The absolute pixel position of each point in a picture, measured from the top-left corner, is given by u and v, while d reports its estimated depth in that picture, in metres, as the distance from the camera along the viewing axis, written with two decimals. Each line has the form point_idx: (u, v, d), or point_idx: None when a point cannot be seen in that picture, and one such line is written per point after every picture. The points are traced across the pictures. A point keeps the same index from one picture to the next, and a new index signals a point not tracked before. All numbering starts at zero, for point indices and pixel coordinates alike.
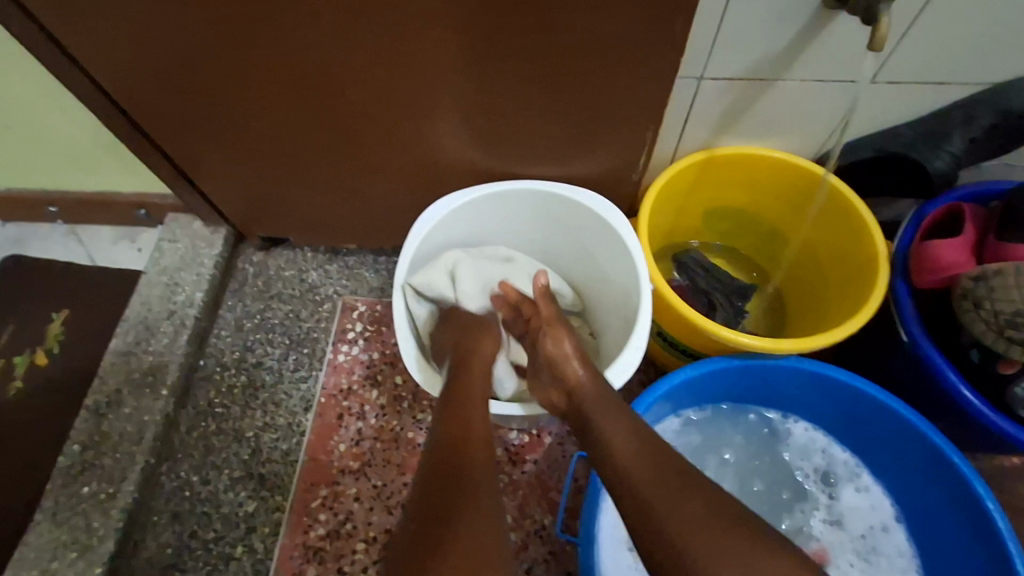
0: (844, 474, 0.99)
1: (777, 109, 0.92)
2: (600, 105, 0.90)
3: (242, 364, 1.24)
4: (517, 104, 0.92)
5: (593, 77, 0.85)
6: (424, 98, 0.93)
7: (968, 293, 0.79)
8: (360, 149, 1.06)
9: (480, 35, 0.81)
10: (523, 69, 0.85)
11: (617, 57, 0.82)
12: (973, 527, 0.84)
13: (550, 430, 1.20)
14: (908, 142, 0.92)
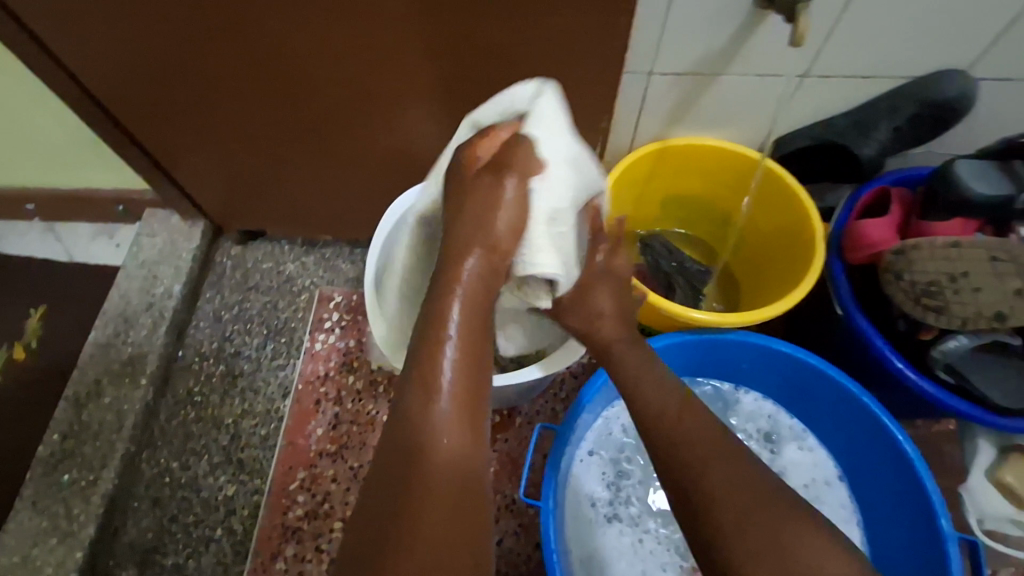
0: (788, 434, 1.01)
1: (724, 100, 0.95)
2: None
3: (220, 354, 1.26)
4: (468, 96, 0.93)
5: (537, 70, 0.86)
6: (376, 91, 0.94)
7: (888, 267, 0.80)
8: (321, 141, 1.07)
9: (420, 28, 0.82)
10: (467, 64, 0.87)
11: (559, 51, 0.82)
12: (911, 489, 0.86)
13: (521, 409, 1.15)
14: (850, 129, 0.94)
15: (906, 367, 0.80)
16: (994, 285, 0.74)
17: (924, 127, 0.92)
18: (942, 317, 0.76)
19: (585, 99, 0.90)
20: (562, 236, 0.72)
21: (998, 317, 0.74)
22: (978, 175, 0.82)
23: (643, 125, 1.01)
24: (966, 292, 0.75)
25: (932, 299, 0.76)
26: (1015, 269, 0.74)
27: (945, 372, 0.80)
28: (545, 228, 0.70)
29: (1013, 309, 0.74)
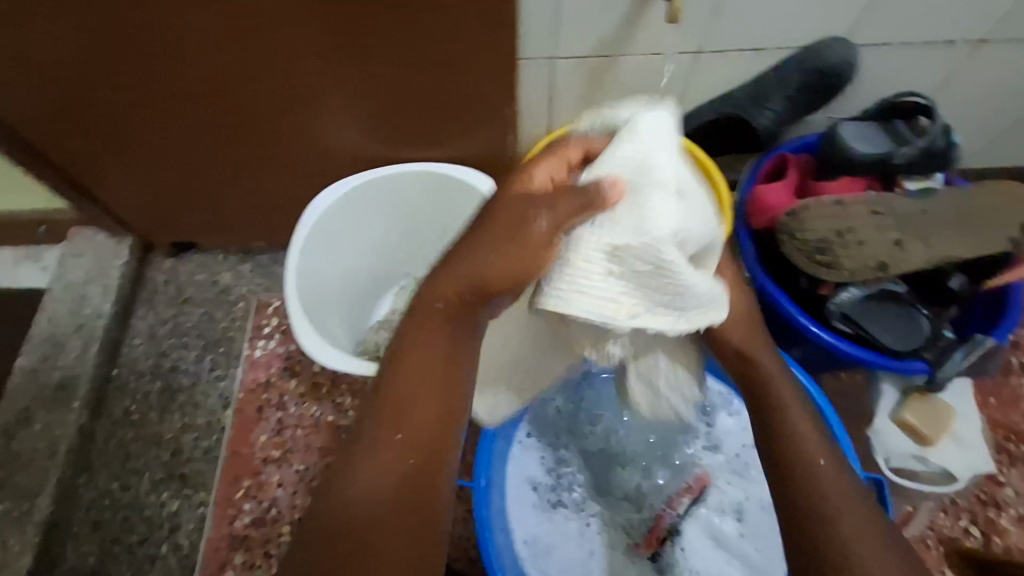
0: (719, 403, 1.03)
1: (627, 81, 0.98)
2: (454, 94, 0.92)
3: (158, 370, 1.24)
4: (377, 93, 0.93)
5: (438, 64, 0.87)
6: (283, 94, 0.94)
7: (783, 227, 0.83)
8: (238, 148, 1.06)
9: (316, 28, 0.82)
10: (368, 60, 0.87)
11: (458, 42, 0.83)
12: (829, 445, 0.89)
13: None
14: (748, 102, 0.98)
15: (808, 322, 0.85)
16: (876, 237, 0.78)
17: (815, 95, 0.96)
18: (833, 272, 0.80)
19: (490, 91, 0.91)
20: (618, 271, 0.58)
21: (881, 267, 0.78)
22: (861, 136, 0.87)
23: (555, 109, 1.04)
24: (853, 246, 0.79)
25: (822, 255, 0.80)
26: (894, 220, 0.78)
27: (843, 322, 0.84)
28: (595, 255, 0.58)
29: (895, 258, 0.78)
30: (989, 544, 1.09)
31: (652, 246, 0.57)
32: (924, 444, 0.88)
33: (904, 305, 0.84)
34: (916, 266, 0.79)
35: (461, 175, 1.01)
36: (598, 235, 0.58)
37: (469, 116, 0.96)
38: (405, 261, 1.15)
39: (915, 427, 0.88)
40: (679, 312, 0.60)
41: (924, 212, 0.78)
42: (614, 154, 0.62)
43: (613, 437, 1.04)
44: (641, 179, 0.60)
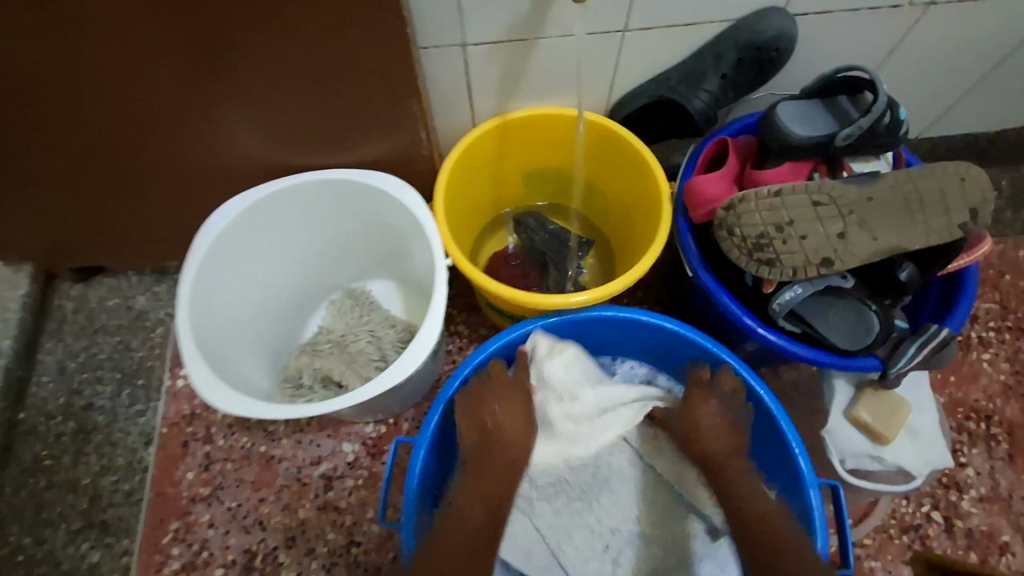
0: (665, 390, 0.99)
1: (549, 67, 0.89)
2: (354, 98, 0.81)
3: (69, 409, 1.14)
4: (265, 103, 0.82)
5: (328, 66, 0.76)
6: (157, 111, 0.82)
7: (720, 223, 0.76)
8: (123, 169, 0.94)
9: (175, 35, 0.70)
10: (245, 67, 0.75)
11: (346, 41, 0.73)
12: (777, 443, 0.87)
13: (406, 415, 1.12)
14: (681, 83, 0.90)
15: (751, 321, 0.78)
16: (817, 230, 0.71)
17: (753, 72, 0.88)
18: (775, 270, 0.73)
19: (393, 91, 0.81)
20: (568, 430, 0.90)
21: (826, 262, 0.71)
22: (800, 117, 0.80)
23: (476, 100, 0.95)
24: (793, 240, 0.72)
25: (763, 253, 0.73)
26: (836, 210, 0.71)
27: (788, 321, 0.78)
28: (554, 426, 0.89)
29: (839, 253, 0.71)
30: (951, 527, 1.07)
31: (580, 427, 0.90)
32: (879, 443, 0.84)
33: (854, 301, 0.77)
34: (863, 261, 0.71)
35: (375, 180, 0.91)
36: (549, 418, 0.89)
37: (376, 121, 0.85)
38: (334, 273, 1.07)
39: (870, 425, 0.83)
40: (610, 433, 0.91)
41: (869, 200, 0.71)
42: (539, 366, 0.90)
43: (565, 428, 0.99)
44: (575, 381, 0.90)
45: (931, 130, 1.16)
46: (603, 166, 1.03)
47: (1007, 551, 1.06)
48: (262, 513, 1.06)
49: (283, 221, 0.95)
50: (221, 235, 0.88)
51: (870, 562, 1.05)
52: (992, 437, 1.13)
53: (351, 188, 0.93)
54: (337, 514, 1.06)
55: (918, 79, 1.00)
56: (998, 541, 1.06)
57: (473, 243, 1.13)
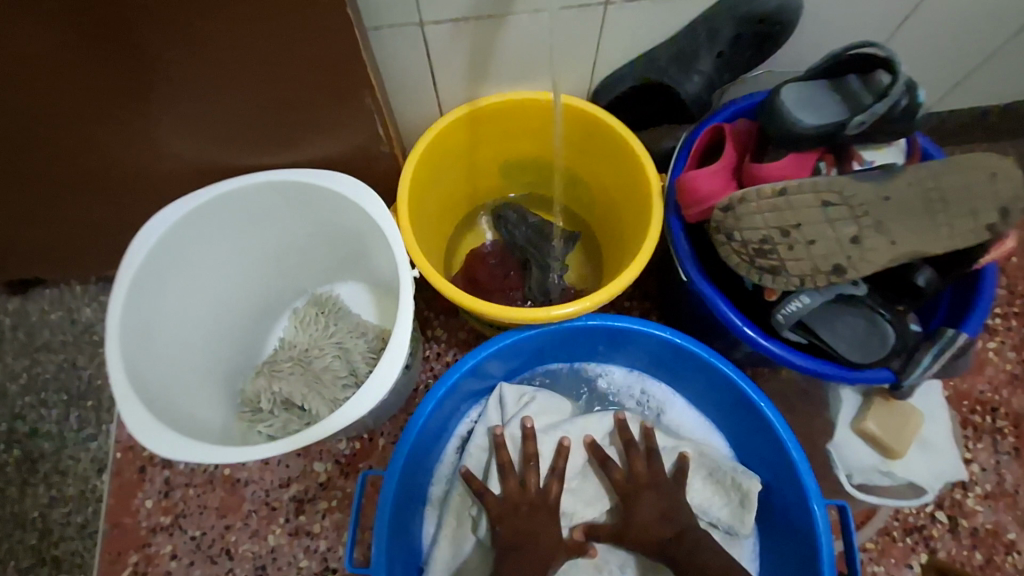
0: (660, 401, 0.98)
1: (521, 46, 0.78)
2: (297, 95, 0.70)
3: (12, 436, 1.04)
4: (188, 106, 0.70)
5: (258, 60, 0.64)
6: (65, 117, 0.70)
7: (717, 225, 0.68)
8: (39, 178, 0.82)
9: (65, 28, 0.58)
10: (160, 65, 0.63)
11: (276, 30, 0.61)
12: (773, 447, 0.86)
13: (382, 429, 1.04)
14: (671, 64, 0.80)
15: (752, 331, 0.71)
16: (827, 234, 0.63)
17: (751, 50, 0.79)
18: (780, 279, 0.65)
19: (342, 85, 0.70)
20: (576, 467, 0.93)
21: (837, 270, 0.63)
22: (806, 102, 0.71)
23: (441, 87, 0.84)
24: (800, 247, 0.64)
25: (766, 260, 0.65)
26: (849, 211, 0.63)
27: (795, 332, 0.70)
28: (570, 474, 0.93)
29: (852, 260, 0.63)
30: (956, 527, 1.02)
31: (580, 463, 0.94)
32: (889, 456, 0.78)
33: (866, 309, 0.70)
34: (878, 268, 0.63)
35: (329, 181, 0.80)
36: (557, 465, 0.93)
37: (325, 119, 0.74)
38: (296, 278, 0.96)
39: (879, 438, 0.77)
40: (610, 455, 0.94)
41: (886, 199, 0.62)
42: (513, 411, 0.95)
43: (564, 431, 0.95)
44: (556, 433, 0.93)
45: (940, 105, 1.06)
46: (586, 156, 0.93)
47: (1014, 550, 1.02)
48: (229, 541, 0.99)
49: (232, 228, 0.84)
50: (158, 248, 0.77)
51: (872, 567, 1.00)
52: (998, 430, 1.07)
53: (306, 189, 0.82)
54: (310, 539, 0.99)
55: (932, 49, 0.91)
56: (1004, 540, 1.02)
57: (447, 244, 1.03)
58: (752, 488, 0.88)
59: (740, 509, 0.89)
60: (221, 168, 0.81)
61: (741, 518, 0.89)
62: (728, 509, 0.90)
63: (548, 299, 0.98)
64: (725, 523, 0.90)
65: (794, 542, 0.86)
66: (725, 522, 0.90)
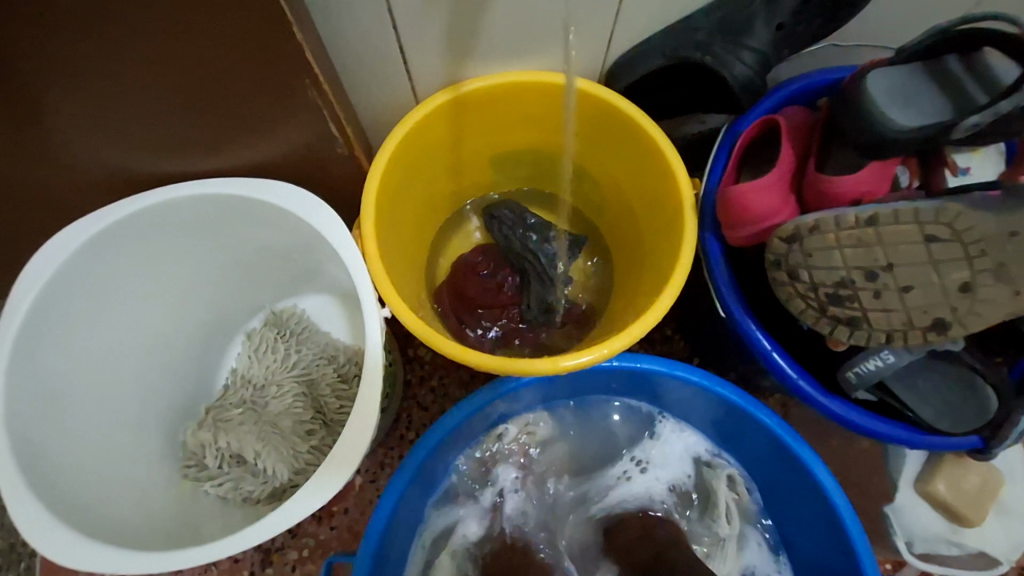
0: (686, 462, 0.81)
1: (520, 12, 0.60)
2: (219, 91, 0.52)
3: None
4: (71, 117, 0.51)
5: (155, 49, 0.46)
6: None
7: (777, 259, 0.52)
8: None
9: None
10: (13, 61, 0.45)
11: (174, 8, 0.43)
12: (826, 521, 0.68)
13: (359, 466, 0.90)
14: (715, 38, 0.62)
15: (807, 385, 0.57)
16: (929, 280, 0.48)
17: (821, 19, 0.62)
18: (858, 333, 0.51)
19: (277, 77, 0.52)
20: (579, 513, 0.80)
21: (937, 326, 0.48)
22: (895, 93, 0.54)
23: (415, 67, 0.65)
24: (890, 294, 0.48)
25: (842, 308, 0.50)
26: (962, 251, 0.47)
27: (866, 391, 0.56)
28: (567, 511, 0.81)
29: (958, 313, 0.48)
30: None
31: (580, 500, 0.81)
32: (960, 523, 0.66)
33: (961, 368, 0.56)
34: (988, 323, 0.49)
35: (274, 191, 0.64)
36: (563, 504, 0.81)
37: (263, 119, 0.57)
38: (249, 294, 0.80)
39: (949, 504, 0.65)
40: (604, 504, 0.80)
41: (1013, 235, 0.47)
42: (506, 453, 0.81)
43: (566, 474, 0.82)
44: (544, 467, 0.82)
45: None
46: (597, 150, 0.75)
47: None
48: None
49: (156, 247, 0.68)
50: (53, 285, 0.61)
51: None
52: None
53: (244, 198, 0.65)
54: None
55: None
56: None
57: (428, 253, 0.86)
58: (716, 477, 0.79)
59: (709, 502, 0.79)
60: (135, 181, 0.63)
61: (715, 515, 0.78)
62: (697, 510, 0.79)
63: (548, 321, 0.83)
64: (701, 523, 0.79)
65: None
66: (699, 525, 0.79)
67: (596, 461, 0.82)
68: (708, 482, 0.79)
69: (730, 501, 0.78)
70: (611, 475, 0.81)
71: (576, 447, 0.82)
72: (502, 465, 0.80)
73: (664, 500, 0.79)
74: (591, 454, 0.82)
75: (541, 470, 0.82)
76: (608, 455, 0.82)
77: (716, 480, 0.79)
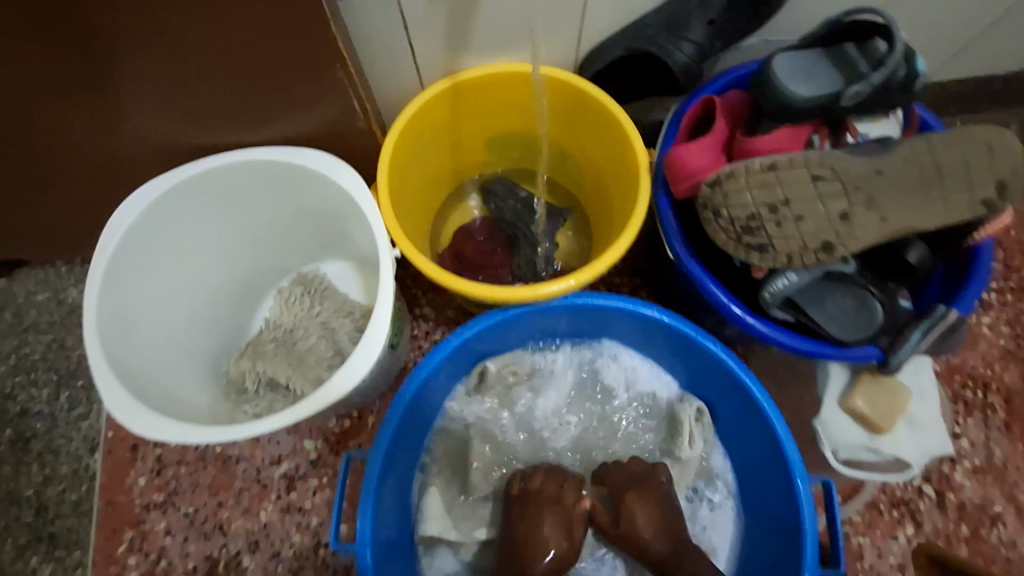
0: (664, 404, 0.94)
1: (502, 11, 0.75)
2: (267, 72, 0.67)
3: (4, 416, 1.05)
4: (153, 90, 0.67)
5: (220, 37, 0.61)
6: (22, 99, 0.67)
7: (705, 201, 0.66)
8: (7, 163, 0.80)
9: (16, 10, 0.55)
10: (118, 46, 0.60)
11: (238, 7, 0.58)
12: (766, 437, 0.82)
13: (372, 407, 1.04)
14: (661, 32, 0.77)
15: (736, 307, 0.70)
16: (817, 211, 0.61)
17: (747, 17, 0.77)
18: (767, 256, 0.64)
19: (312, 61, 0.67)
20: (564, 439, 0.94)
21: (826, 247, 0.62)
22: (796, 70, 0.68)
23: (419, 58, 0.81)
24: (789, 223, 0.62)
25: (754, 237, 0.63)
26: (841, 187, 0.61)
27: (782, 310, 0.70)
28: (555, 440, 0.93)
29: (841, 236, 0.61)
30: (943, 501, 1.02)
31: (565, 431, 0.94)
32: (874, 432, 0.78)
33: (856, 287, 0.70)
34: (866, 245, 0.62)
35: (306, 158, 0.79)
36: (555, 437, 0.93)
37: (297, 96, 0.72)
38: (280, 258, 0.95)
39: (865, 415, 0.78)
40: (583, 430, 0.94)
41: (879, 172, 0.61)
42: (505, 391, 0.93)
43: (554, 408, 0.95)
44: (540, 406, 0.94)
45: (942, 75, 1.03)
46: (571, 129, 0.90)
47: (999, 522, 1.01)
48: (222, 517, 0.99)
49: (210, 207, 0.83)
50: (132, 230, 0.76)
51: (858, 539, 1.01)
52: (989, 405, 1.06)
53: (282, 165, 0.80)
54: (302, 515, 0.99)
55: (929, 17, 0.88)
56: (990, 512, 1.02)
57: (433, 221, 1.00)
58: (686, 411, 0.90)
59: (677, 430, 0.90)
60: (194, 149, 0.79)
61: (677, 441, 0.89)
62: (663, 435, 0.92)
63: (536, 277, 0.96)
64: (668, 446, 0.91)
65: (779, 517, 0.82)
66: (664, 447, 0.91)
67: (579, 396, 0.95)
68: (677, 414, 0.91)
69: (694, 428, 0.89)
70: (593, 409, 0.95)
71: (563, 385, 0.95)
72: (498, 403, 0.93)
73: (641, 429, 0.93)
74: (574, 390, 0.96)
75: (532, 405, 0.94)
76: (591, 391, 0.95)
77: (686, 409, 0.90)
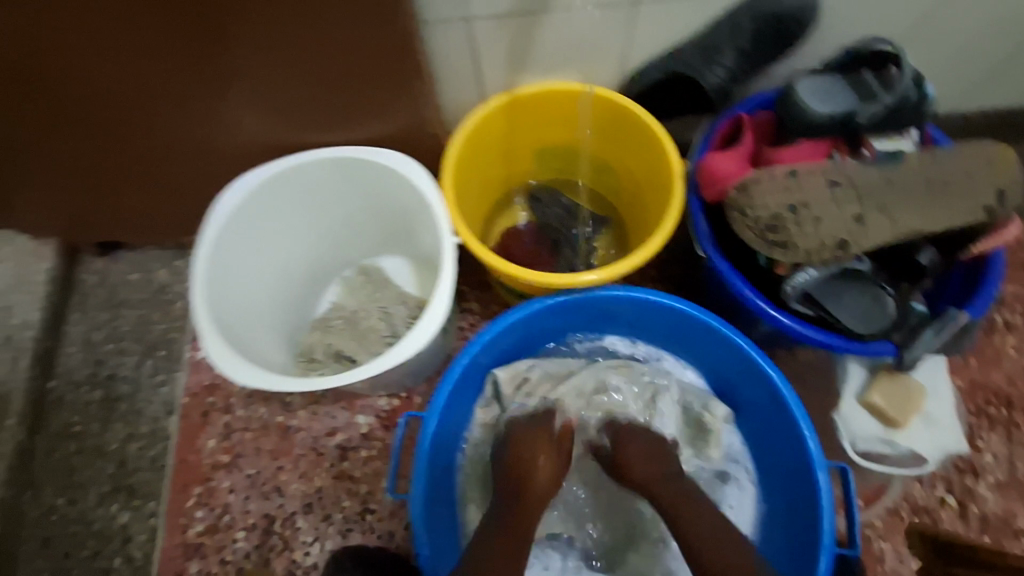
0: (697, 403, 0.97)
1: (558, 39, 0.87)
2: (360, 84, 0.80)
3: (95, 379, 1.18)
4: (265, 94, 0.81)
5: (327, 54, 0.75)
6: (160, 100, 0.81)
7: (732, 203, 0.74)
8: (133, 154, 0.94)
9: (174, 29, 0.70)
10: (246, 58, 0.74)
11: (345, 31, 0.72)
12: (788, 431, 0.88)
13: (419, 390, 1.13)
14: (696, 60, 0.87)
15: (763, 303, 0.77)
16: (833, 214, 0.70)
17: (774, 47, 0.87)
18: (787, 253, 0.71)
19: (397, 75, 0.80)
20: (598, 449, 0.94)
21: (840, 245, 0.70)
22: (816, 92, 0.77)
23: (482, 76, 0.93)
24: (808, 224, 0.70)
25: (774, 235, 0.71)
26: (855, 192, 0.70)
27: (803, 304, 0.77)
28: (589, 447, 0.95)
29: (854, 235, 0.70)
30: (965, 512, 1.05)
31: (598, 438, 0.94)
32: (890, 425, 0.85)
33: (869, 284, 0.78)
34: (877, 244, 0.71)
35: (380, 157, 0.91)
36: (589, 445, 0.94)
37: (380, 104, 0.85)
38: (345, 250, 1.07)
39: (882, 410, 0.84)
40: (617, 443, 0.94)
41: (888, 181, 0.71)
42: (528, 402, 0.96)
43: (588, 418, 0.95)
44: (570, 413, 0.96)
45: (965, 106, 1.09)
46: (612, 142, 1.00)
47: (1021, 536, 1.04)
48: (280, 480, 1.10)
49: (293, 199, 0.95)
50: (231, 214, 0.88)
51: (878, 542, 1.03)
52: (1012, 422, 1.09)
53: (359, 163, 0.92)
54: (352, 483, 1.09)
55: (950, 51, 0.96)
56: (1013, 526, 1.04)
57: (485, 219, 1.10)
58: (712, 415, 0.96)
59: (704, 433, 0.95)
60: (287, 147, 0.92)
61: (704, 445, 0.95)
62: (690, 440, 0.96)
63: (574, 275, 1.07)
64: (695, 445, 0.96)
65: (799, 510, 0.88)
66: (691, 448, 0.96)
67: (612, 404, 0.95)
68: (706, 422, 0.96)
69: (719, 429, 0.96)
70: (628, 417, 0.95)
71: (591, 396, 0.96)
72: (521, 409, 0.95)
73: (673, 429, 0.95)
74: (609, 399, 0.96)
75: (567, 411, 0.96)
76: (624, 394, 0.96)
77: (718, 412, 0.96)
